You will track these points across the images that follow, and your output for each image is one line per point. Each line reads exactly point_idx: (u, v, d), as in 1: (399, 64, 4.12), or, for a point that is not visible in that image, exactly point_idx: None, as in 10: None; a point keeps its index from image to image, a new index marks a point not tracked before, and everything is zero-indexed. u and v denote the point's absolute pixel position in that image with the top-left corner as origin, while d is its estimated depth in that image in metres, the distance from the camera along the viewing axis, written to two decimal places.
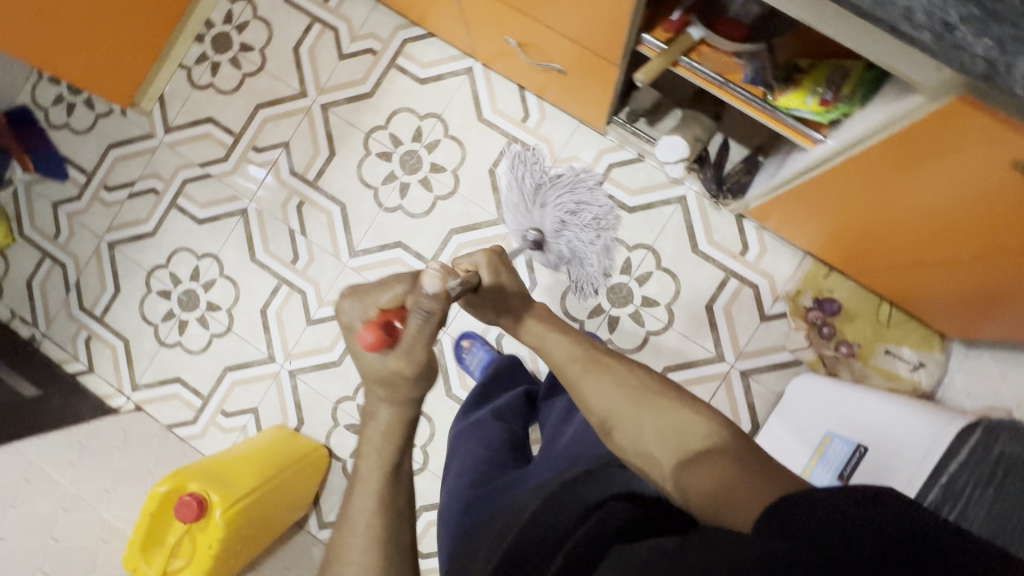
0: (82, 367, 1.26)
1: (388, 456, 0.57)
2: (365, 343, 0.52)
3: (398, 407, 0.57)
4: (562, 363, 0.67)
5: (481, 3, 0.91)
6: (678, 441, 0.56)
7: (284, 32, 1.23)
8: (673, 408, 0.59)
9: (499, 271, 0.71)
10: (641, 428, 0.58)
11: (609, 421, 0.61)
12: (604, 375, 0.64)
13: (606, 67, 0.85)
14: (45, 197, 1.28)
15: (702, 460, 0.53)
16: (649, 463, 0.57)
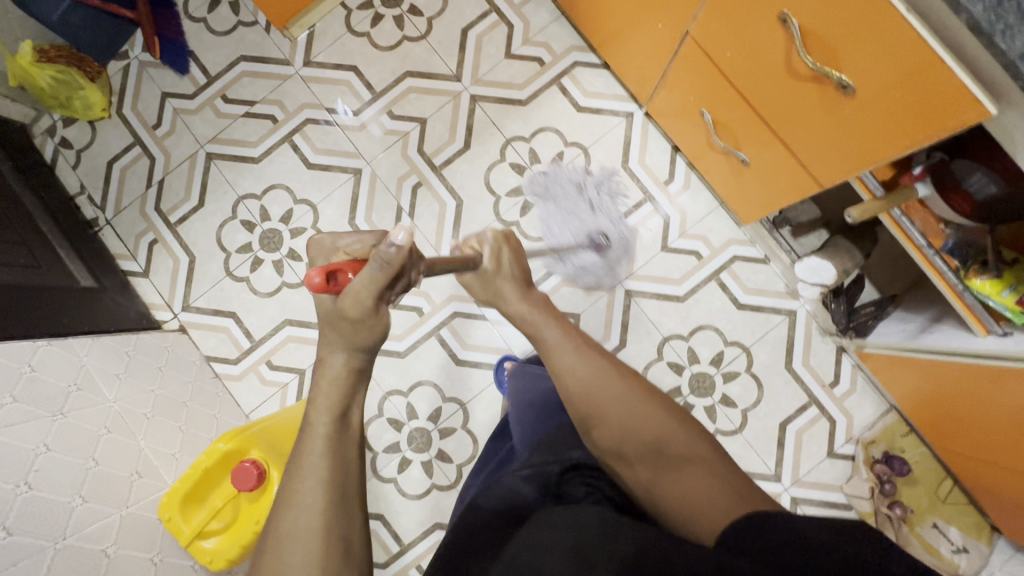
0: (136, 269, 1.19)
1: (337, 406, 0.57)
2: (309, 283, 0.51)
3: (351, 354, 0.59)
4: (555, 352, 0.72)
5: (696, 71, 0.87)
6: (657, 447, 0.60)
7: (459, 10, 1.18)
8: (657, 414, 0.63)
9: (500, 252, 0.80)
10: (624, 428, 0.62)
11: (593, 417, 0.64)
12: (580, 358, 0.70)
13: (803, 184, 0.83)
14: (156, 84, 1.20)
15: (679, 468, 0.57)
16: (624, 467, 0.60)
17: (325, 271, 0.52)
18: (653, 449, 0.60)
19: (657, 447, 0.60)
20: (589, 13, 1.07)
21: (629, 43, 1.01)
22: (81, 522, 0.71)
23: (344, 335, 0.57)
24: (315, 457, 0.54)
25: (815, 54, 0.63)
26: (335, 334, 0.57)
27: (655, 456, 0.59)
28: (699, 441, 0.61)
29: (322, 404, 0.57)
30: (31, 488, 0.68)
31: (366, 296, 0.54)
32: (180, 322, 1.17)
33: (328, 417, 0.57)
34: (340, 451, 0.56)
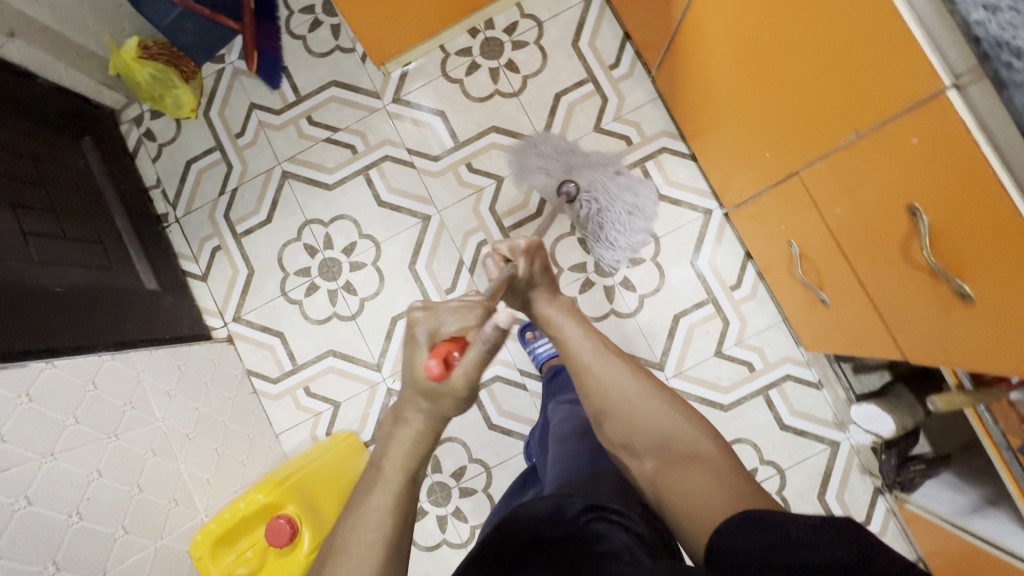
0: (196, 272, 1.21)
1: (410, 467, 0.57)
2: (430, 371, 0.55)
3: (429, 419, 0.58)
4: (575, 352, 0.77)
5: (793, 207, 0.85)
6: (665, 444, 0.66)
7: (556, 74, 1.17)
8: (664, 410, 0.70)
9: (533, 264, 0.85)
10: (633, 426, 0.69)
11: (607, 415, 0.72)
12: (606, 369, 0.75)
13: (885, 349, 0.80)
14: (246, 94, 1.22)
15: (684, 466, 0.62)
16: (635, 461, 0.68)
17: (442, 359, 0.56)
18: (659, 445, 0.67)
19: (665, 443, 0.66)
20: (689, 109, 1.05)
21: (725, 150, 0.99)
22: (121, 555, 0.74)
23: (433, 407, 0.58)
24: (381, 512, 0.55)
25: (939, 252, 0.60)
26: (427, 404, 0.58)
27: (662, 452, 0.66)
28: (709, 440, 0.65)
29: (398, 461, 0.57)
30: (81, 518, 0.70)
31: (473, 372, 0.56)
32: (229, 332, 1.19)
33: (399, 479, 0.57)
34: (406, 505, 0.56)
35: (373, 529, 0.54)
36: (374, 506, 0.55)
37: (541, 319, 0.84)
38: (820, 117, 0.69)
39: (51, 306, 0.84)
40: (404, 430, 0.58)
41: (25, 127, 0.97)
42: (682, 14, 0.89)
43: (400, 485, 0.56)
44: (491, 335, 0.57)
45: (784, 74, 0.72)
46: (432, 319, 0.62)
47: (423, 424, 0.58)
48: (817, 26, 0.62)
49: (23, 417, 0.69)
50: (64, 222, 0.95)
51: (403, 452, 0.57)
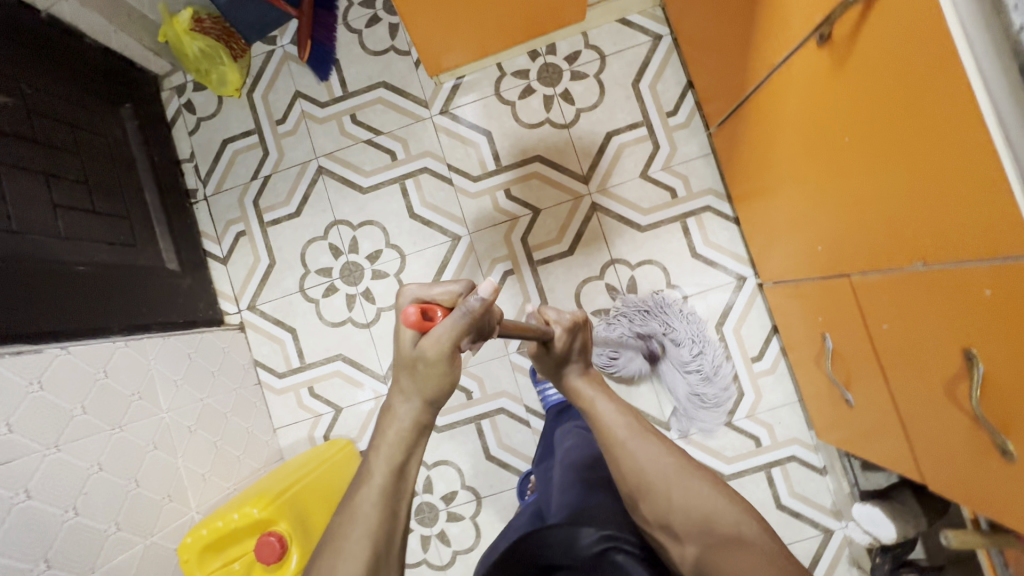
0: (217, 253, 1.19)
1: (397, 461, 0.55)
2: (405, 313, 0.51)
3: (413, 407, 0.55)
4: (607, 428, 0.68)
5: (835, 303, 0.83)
6: (707, 526, 0.59)
7: (611, 112, 1.13)
8: (703, 488, 0.62)
9: (574, 334, 0.72)
10: (669, 504, 0.62)
11: (640, 491, 0.64)
12: (643, 441, 0.66)
13: (904, 466, 0.79)
14: (294, 81, 1.19)
15: (729, 552, 0.56)
16: (672, 541, 0.62)
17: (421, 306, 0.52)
18: (701, 527, 0.60)
19: (707, 526, 0.59)
20: (741, 176, 1.01)
21: (772, 227, 0.96)
22: (110, 553, 0.73)
23: (415, 385, 0.54)
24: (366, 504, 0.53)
25: (987, 405, 0.58)
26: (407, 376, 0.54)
27: (704, 535, 0.59)
28: (754, 524, 0.59)
29: (383, 456, 0.55)
30: (77, 513, 0.70)
31: (449, 337, 0.50)
32: (242, 320, 1.18)
33: (383, 478, 0.54)
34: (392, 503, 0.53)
35: (358, 534, 0.51)
36: (357, 511, 0.53)
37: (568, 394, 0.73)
38: (886, 234, 0.66)
39: (72, 284, 0.83)
40: (389, 421, 0.56)
41: (67, 92, 0.95)
42: (754, 88, 0.86)
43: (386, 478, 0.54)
44: (474, 302, 0.50)
45: (853, 181, 0.69)
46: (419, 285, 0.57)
47: (413, 414, 0.55)
48: (902, 148, 0.59)
49: (32, 406, 0.69)
50: (95, 195, 0.94)
51: (389, 447, 0.55)
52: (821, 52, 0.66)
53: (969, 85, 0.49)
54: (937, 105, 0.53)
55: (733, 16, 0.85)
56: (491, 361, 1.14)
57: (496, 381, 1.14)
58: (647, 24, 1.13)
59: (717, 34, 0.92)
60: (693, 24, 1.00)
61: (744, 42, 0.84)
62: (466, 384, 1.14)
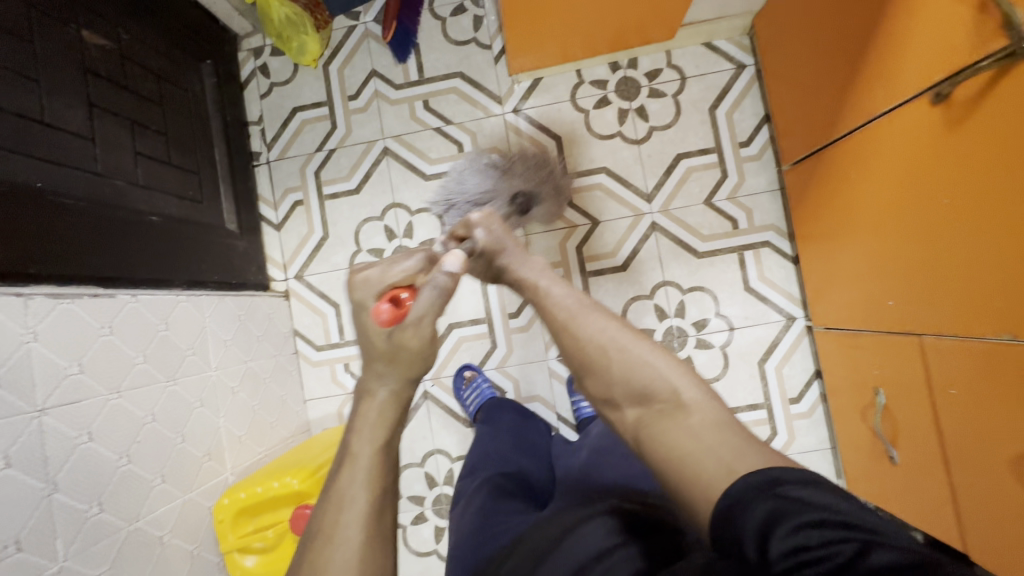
0: (272, 218, 1.20)
1: (380, 441, 0.54)
2: (380, 315, 0.55)
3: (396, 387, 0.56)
4: (550, 312, 0.62)
5: (898, 361, 0.82)
6: (646, 393, 0.54)
7: (684, 134, 1.13)
8: (646, 359, 0.56)
9: (496, 225, 0.69)
10: (608, 375, 0.56)
11: (583, 366, 0.58)
12: (588, 321, 0.59)
13: (946, 531, 0.79)
14: (372, 59, 1.19)
15: (667, 418, 0.52)
16: (613, 411, 0.57)
17: (390, 302, 0.56)
18: (641, 396, 0.54)
19: (646, 393, 0.54)
20: (809, 217, 1.01)
21: (834, 272, 0.96)
22: (154, 504, 0.73)
23: (395, 369, 0.55)
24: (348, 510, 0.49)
25: None
26: (387, 366, 0.55)
27: (643, 402, 0.54)
28: (694, 385, 0.53)
29: (365, 437, 0.53)
30: (129, 461, 0.70)
31: (427, 316, 0.56)
32: (288, 288, 1.19)
33: (368, 495, 0.50)
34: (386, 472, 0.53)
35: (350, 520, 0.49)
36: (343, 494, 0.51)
37: (515, 287, 0.68)
38: (971, 302, 0.66)
39: (145, 233, 0.83)
40: (368, 406, 0.55)
41: (156, 42, 0.95)
42: (844, 135, 0.85)
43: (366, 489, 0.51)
44: (441, 279, 0.57)
45: (942, 243, 0.69)
46: (371, 275, 0.58)
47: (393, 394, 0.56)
48: (1008, 222, 0.59)
49: (101, 349, 0.69)
50: (171, 148, 0.94)
51: (371, 429, 0.54)
52: (935, 110, 0.66)
53: None
54: None
55: (834, 59, 0.84)
56: (530, 364, 1.14)
57: (531, 385, 1.14)
58: (732, 52, 1.13)
59: (811, 73, 0.92)
60: (784, 60, 1.00)
61: (842, 87, 0.84)
62: (501, 383, 1.14)
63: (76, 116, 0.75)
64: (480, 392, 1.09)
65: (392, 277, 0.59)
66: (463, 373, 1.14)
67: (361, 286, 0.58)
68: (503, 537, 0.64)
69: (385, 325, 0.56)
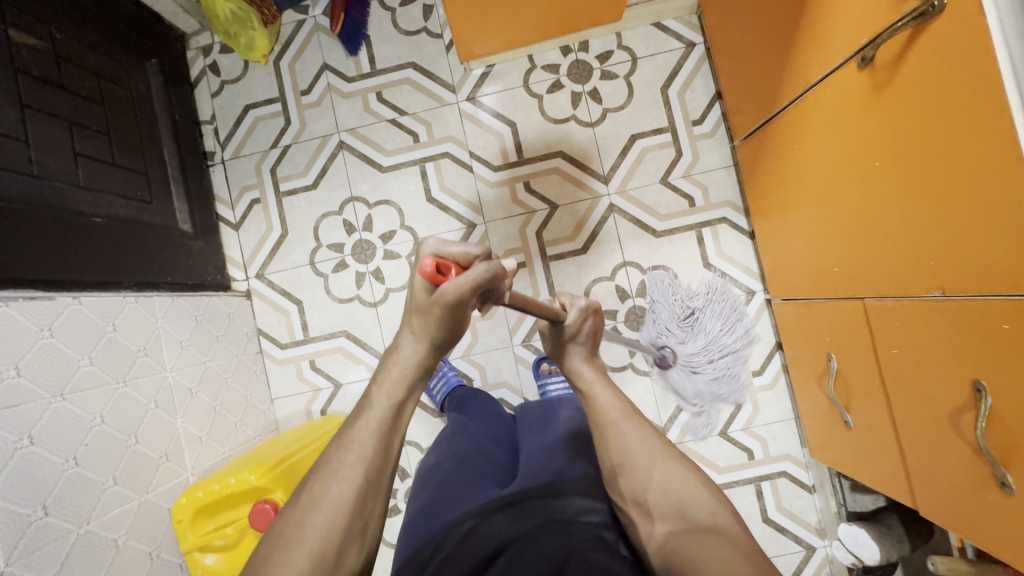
0: (229, 217, 1.18)
1: (398, 398, 0.53)
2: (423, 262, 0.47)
3: (424, 351, 0.54)
4: (600, 409, 0.62)
5: (845, 325, 0.84)
6: (681, 509, 0.54)
7: (637, 114, 1.13)
8: (684, 474, 0.57)
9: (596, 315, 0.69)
10: (651, 483, 0.56)
11: (621, 466, 0.59)
12: (635, 428, 0.60)
13: (898, 490, 0.81)
14: (323, 53, 1.18)
15: (700, 537, 0.51)
16: (643, 520, 0.56)
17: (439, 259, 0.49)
18: (677, 512, 0.54)
19: (684, 512, 0.54)
20: (761, 192, 1.02)
21: (785, 243, 0.97)
22: (106, 506, 0.73)
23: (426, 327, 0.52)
24: (355, 453, 0.50)
25: (991, 438, 0.60)
26: (421, 323, 0.52)
27: (678, 518, 0.54)
28: (729, 514, 0.53)
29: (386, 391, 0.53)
30: (77, 464, 0.69)
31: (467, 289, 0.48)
32: (249, 287, 1.18)
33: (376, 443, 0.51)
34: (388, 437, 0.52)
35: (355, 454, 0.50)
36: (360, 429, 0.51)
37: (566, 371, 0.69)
38: (902, 261, 0.68)
39: (89, 235, 0.82)
40: (395, 358, 0.54)
41: (95, 42, 0.93)
42: (786, 105, 0.86)
43: (378, 437, 0.51)
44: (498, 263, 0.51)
45: (876, 204, 0.70)
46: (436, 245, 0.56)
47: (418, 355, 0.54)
48: (934, 177, 0.60)
49: (40, 353, 0.69)
50: (116, 148, 0.93)
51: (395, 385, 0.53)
52: (863, 74, 0.67)
53: (1009, 113, 0.49)
54: (973, 136, 0.54)
55: (772, 32, 0.85)
56: (496, 351, 1.15)
57: (498, 371, 1.14)
58: (681, 30, 1.13)
59: (753, 46, 0.92)
60: (729, 36, 1.00)
61: (780, 59, 0.85)
62: (468, 372, 1.15)
63: (8, 117, 0.74)
64: (446, 380, 1.08)
65: (450, 250, 0.50)
66: None
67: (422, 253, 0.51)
68: (459, 509, 0.61)
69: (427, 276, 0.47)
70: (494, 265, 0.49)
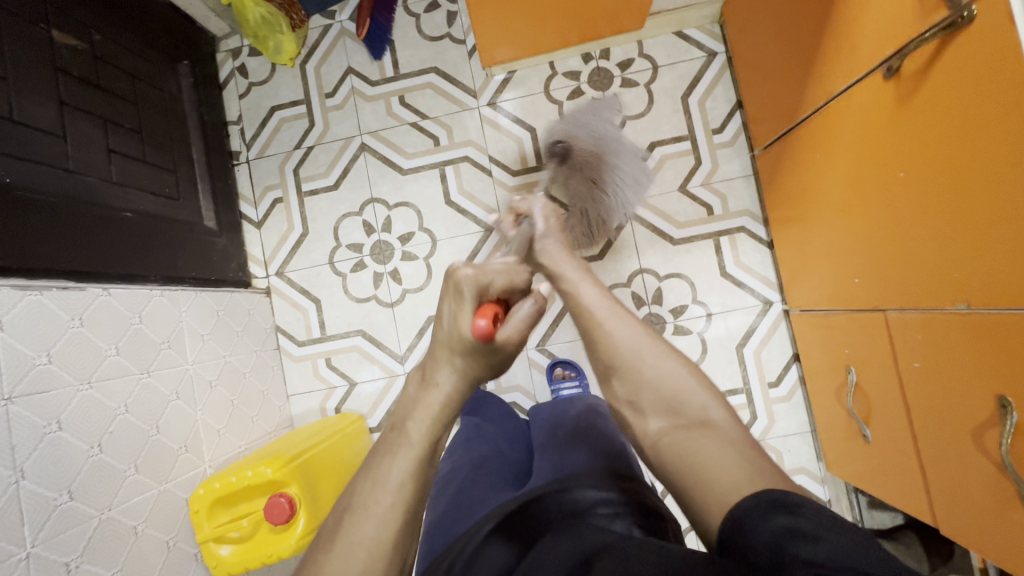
0: (252, 215, 1.21)
1: (436, 428, 0.48)
2: (483, 326, 0.45)
3: (462, 381, 0.49)
4: (586, 308, 0.65)
5: (867, 338, 0.83)
6: (674, 404, 0.54)
7: (657, 123, 1.14)
8: (676, 370, 0.57)
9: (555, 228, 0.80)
10: (641, 381, 0.57)
11: (611, 367, 0.60)
12: (619, 324, 0.61)
13: (918, 507, 0.79)
14: (348, 57, 1.20)
15: (692, 434, 0.51)
16: (638, 419, 0.57)
17: (493, 313, 0.47)
18: (670, 407, 0.55)
19: (677, 405, 0.54)
20: (782, 201, 1.01)
21: (806, 253, 0.96)
22: (127, 494, 0.74)
23: (469, 362, 0.48)
24: (392, 495, 0.44)
25: (1015, 454, 0.58)
26: (466, 363, 0.48)
27: (670, 415, 0.54)
28: (719, 405, 0.53)
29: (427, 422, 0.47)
30: (101, 451, 0.71)
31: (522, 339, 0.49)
32: (269, 285, 1.20)
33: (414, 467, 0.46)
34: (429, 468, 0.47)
35: (393, 492, 0.44)
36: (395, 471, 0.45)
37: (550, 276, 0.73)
38: (927, 272, 0.67)
39: (118, 228, 0.84)
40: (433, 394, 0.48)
41: (130, 43, 0.97)
42: (809, 115, 0.86)
43: (415, 475, 0.46)
44: (535, 300, 0.52)
45: (900, 214, 0.69)
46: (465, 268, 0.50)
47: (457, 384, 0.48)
48: (961, 187, 0.59)
49: (71, 341, 0.71)
50: (147, 146, 0.96)
51: (430, 415, 0.48)
52: (888, 84, 0.67)
53: None
54: (1002, 146, 0.53)
55: (796, 43, 0.85)
56: None
57: (511, 375, 1.14)
58: (703, 39, 1.14)
59: (776, 56, 0.92)
60: (750, 45, 1.01)
61: (804, 69, 0.84)
62: None
63: (47, 113, 0.77)
64: None
65: (488, 278, 0.49)
66: None
67: (467, 287, 0.48)
68: (474, 514, 0.60)
69: (489, 337, 0.46)
70: (536, 302, 0.52)
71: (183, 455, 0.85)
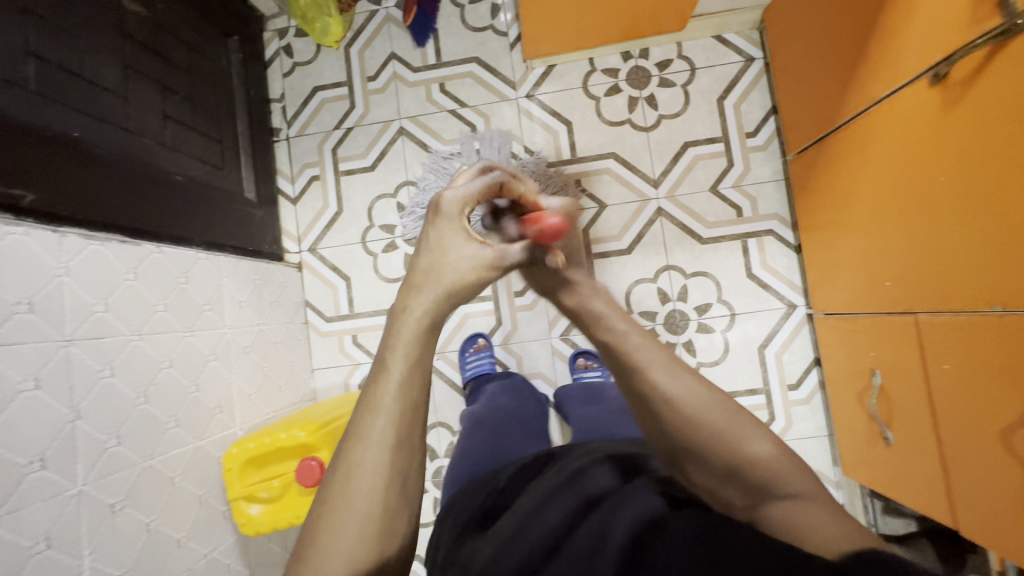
0: (289, 191, 1.24)
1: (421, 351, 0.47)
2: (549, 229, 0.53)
3: (442, 301, 0.49)
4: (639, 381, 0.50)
5: (893, 341, 0.84)
6: (764, 489, 0.46)
7: (692, 123, 1.16)
8: (758, 448, 0.48)
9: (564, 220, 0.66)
10: (729, 474, 0.47)
11: (682, 457, 0.49)
12: (685, 401, 0.49)
13: (938, 511, 0.80)
14: (392, 42, 1.23)
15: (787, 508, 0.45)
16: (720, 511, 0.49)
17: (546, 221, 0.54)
18: (758, 490, 0.47)
19: (763, 488, 0.46)
20: (813, 208, 1.03)
21: (835, 258, 0.98)
22: (166, 446, 0.76)
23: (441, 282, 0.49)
24: (384, 416, 0.44)
25: None
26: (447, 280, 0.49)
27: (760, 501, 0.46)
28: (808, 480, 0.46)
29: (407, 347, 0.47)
30: (146, 401, 0.73)
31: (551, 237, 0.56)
32: (301, 260, 1.22)
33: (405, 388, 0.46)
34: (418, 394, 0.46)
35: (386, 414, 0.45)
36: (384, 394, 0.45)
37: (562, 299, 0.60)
38: (962, 276, 0.69)
39: (169, 190, 0.86)
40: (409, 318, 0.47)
41: (188, 14, 0.99)
42: (848, 120, 0.88)
43: (403, 395, 0.45)
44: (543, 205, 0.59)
45: (939, 220, 0.71)
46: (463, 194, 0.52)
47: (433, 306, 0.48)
48: (1003, 192, 0.61)
49: (126, 293, 0.73)
50: (198, 114, 0.98)
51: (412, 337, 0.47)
52: (933, 90, 0.68)
53: None
54: None
55: (837, 54, 0.88)
56: (534, 342, 1.17)
57: (534, 362, 1.16)
58: (742, 44, 1.16)
59: (817, 62, 0.94)
60: (790, 51, 1.03)
61: (844, 77, 0.87)
62: (505, 361, 1.17)
63: (112, 74, 0.79)
64: (481, 366, 1.11)
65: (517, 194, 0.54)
66: (470, 343, 1.15)
67: (455, 209, 0.52)
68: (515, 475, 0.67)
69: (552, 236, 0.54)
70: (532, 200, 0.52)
71: (217, 414, 0.87)
